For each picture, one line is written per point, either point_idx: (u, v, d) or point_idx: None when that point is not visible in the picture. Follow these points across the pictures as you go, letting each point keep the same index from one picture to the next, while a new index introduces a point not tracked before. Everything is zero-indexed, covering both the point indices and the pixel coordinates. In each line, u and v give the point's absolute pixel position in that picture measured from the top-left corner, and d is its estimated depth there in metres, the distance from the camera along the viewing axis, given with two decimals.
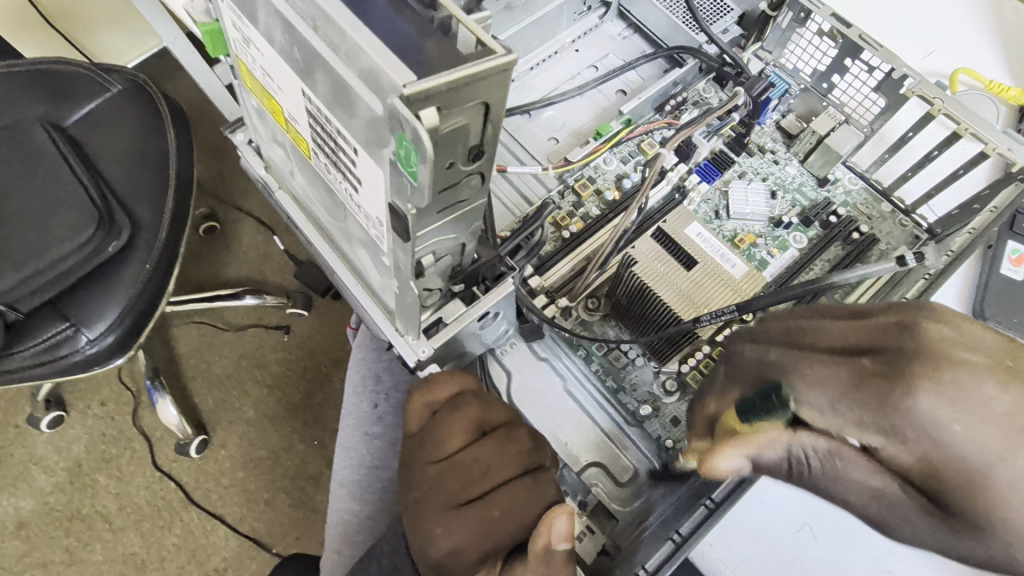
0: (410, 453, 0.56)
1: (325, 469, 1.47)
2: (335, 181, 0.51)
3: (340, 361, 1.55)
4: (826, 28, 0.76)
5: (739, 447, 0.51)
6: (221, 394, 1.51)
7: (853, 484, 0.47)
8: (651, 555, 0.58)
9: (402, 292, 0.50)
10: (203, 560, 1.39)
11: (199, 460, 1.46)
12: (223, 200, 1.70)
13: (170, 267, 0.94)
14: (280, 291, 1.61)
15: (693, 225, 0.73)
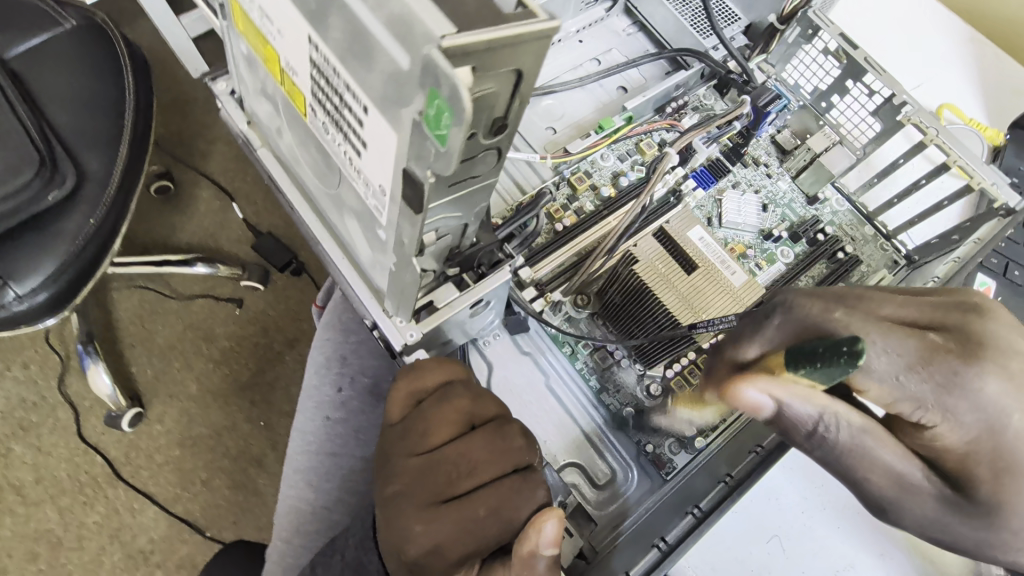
0: (389, 445, 0.53)
1: (269, 453, 1.38)
2: (331, 141, 0.46)
3: (294, 340, 1.46)
4: (832, 47, 0.77)
5: (781, 389, 0.49)
6: (162, 366, 1.41)
7: (874, 464, 0.51)
8: (636, 561, 0.59)
9: (398, 271, 0.46)
10: (127, 541, 1.30)
11: (132, 434, 1.36)
12: (180, 159, 1.59)
13: (118, 225, 0.86)
14: (236, 261, 1.51)
15: (695, 229, 0.75)
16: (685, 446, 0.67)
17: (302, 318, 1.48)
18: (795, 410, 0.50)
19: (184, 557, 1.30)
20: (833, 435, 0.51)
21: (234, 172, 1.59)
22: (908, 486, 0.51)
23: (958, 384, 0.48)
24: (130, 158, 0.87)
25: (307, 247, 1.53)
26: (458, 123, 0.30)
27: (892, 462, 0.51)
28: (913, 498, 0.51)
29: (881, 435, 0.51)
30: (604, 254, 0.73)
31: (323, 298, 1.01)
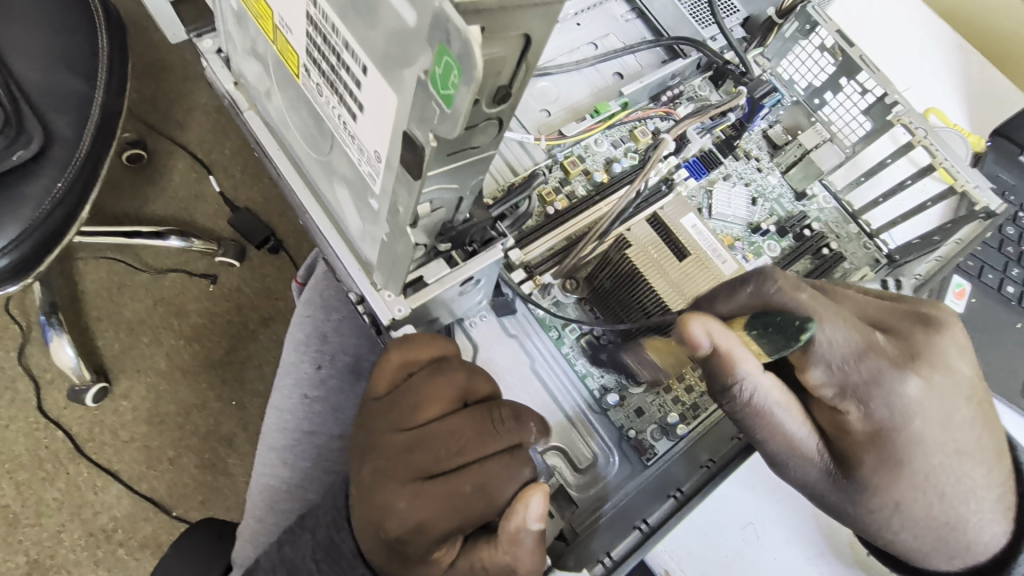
0: (374, 419, 0.51)
1: (240, 432, 1.35)
2: (324, 104, 0.44)
3: (269, 319, 1.42)
4: (829, 44, 0.78)
5: (723, 334, 0.50)
6: (130, 340, 1.37)
7: (778, 431, 0.53)
8: (618, 544, 0.60)
9: (391, 242, 0.45)
10: (88, 519, 1.26)
11: (96, 410, 1.31)
12: (155, 128, 1.52)
13: (87, 190, 0.82)
14: (211, 236, 1.46)
15: (689, 216, 0.72)
16: (668, 433, 0.67)
17: (278, 297, 1.44)
18: (725, 360, 0.50)
19: (148, 536, 1.26)
20: (747, 396, 0.52)
21: (211, 144, 1.53)
22: (798, 449, 0.53)
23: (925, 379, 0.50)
24: (101, 121, 0.82)
25: (286, 224, 1.49)
26: (466, 83, 0.29)
27: (794, 429, 0.52)
28: (799, 457, 0.53)
29: (793, 406, 0.52)
30: (595, 239, 0.72)
31: (304, 274, 0.99)
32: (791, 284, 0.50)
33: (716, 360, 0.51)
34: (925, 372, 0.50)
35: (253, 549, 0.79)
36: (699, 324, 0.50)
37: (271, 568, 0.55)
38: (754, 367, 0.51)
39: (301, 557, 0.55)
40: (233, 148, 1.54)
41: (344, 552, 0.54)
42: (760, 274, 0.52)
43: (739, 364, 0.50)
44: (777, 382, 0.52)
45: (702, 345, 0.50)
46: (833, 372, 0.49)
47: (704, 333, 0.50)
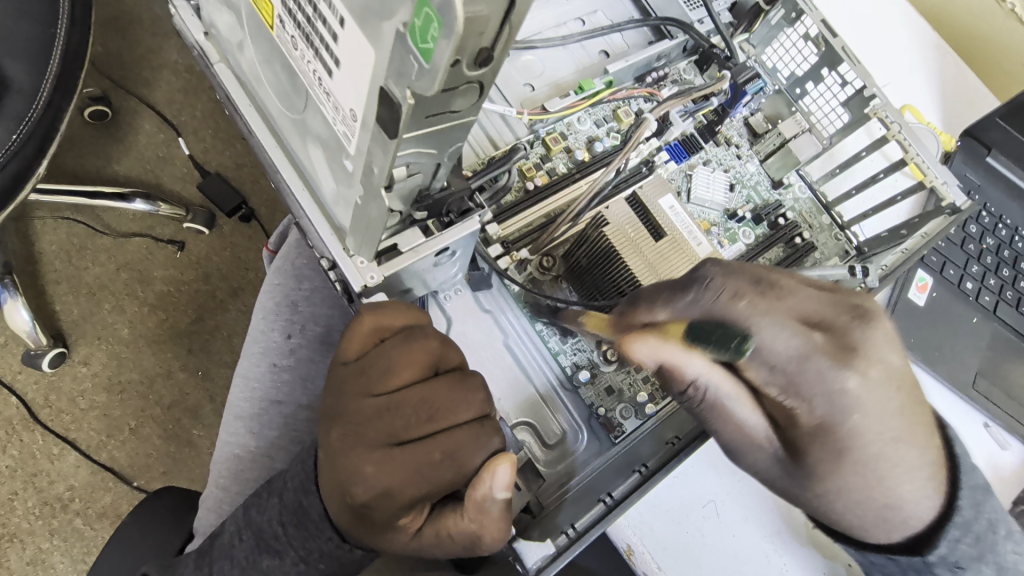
0: (343, 383, 0.49)
1: (206, 404, 1.32)
2: (299, 59, 0.42)
3: (239, 289, 1.39)
4: (813, 33, 0.78)
5: (668, 344, 0.51)
6: (91, 306, 1.32)
7: (734, 423, 0.54)
8: (581, 516, 0.61)
9: (364, 205, 0.43)
10: (43, 488, 1.23)
11: (53, 376, 1.27)
12: (120, 84, 1.45)
13: (43, 145, 0.78)
14: (178, 201, 1.41)
15: (667, 197, 0.75)
16: (638, 412, 0.68)
17: (249, 267, 1.40)
18: (671, 366, 0.52)
19: (107, 506, 1.24)
20: (698, 393, 0.53)
21: (181, 105, 1.46)
22: (754, 437, 0.54)
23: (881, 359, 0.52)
24: (61, 72, 0.77)
25: (259, 192, 1.44)
26: (447, 37, 0.28)
27: (749, 419, 0.54)
28: (751, 444, 0.55)
29: (746, 397, 0.53)
30: (570, 220, 0.72)
31: (275, 242, 0.96)
32: None
33: (665, 370, 0.53)
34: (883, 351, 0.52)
35: (216, 516, 0.78)
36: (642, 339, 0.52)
37: (238, 532, 0.55)
38: (703, 367, 0.52)
39: (267, 520, 0.54)
40: (204, 110, 1.47)
41: (311, 516, 0.52)
42: (699, 281, 0.55)
43: (685, 368, 0.52)
44: (732, 377, 0.53)
45: (644, 357, 0.52)
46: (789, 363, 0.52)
47: (646, 348, 0.52)
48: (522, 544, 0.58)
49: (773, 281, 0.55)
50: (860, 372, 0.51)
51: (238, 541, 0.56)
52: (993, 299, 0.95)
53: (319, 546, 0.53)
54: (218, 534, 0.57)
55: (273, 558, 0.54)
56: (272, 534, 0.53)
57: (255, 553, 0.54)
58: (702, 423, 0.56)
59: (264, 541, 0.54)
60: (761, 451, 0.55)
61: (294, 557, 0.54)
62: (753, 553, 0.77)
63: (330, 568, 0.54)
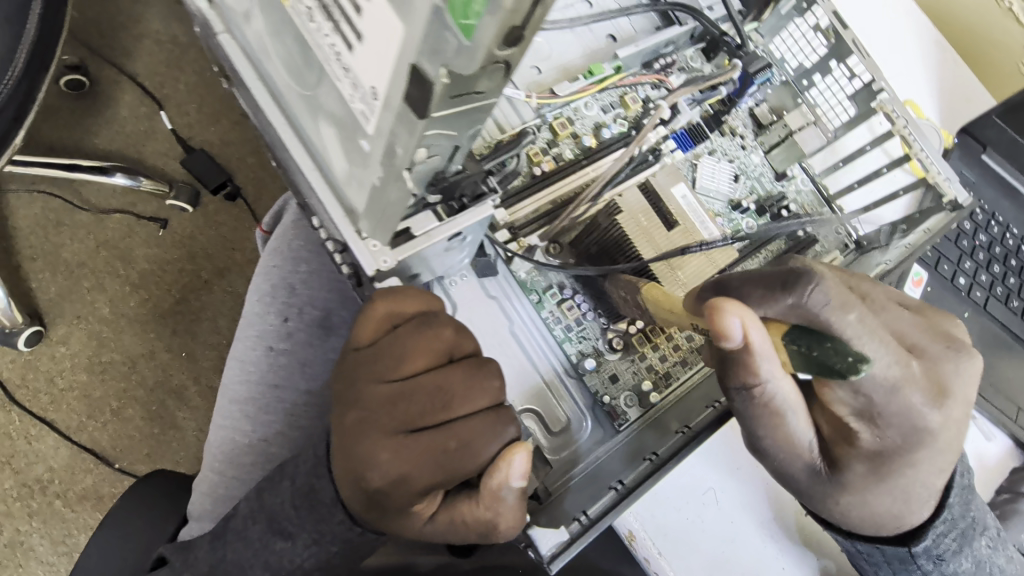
0: (355, 368, 0.47)
1: (190, 386, 1.35)
2: (314, 31, 0.40)
3: (224, 271, 1.40)
4: (823, 24, 0.78)
5: (761, 336, 0.49)
6: (67, 285, 1.34)
7: (779, 424, 0.56)
8: (594, 503, 0.60)
9: (383, 187, 0.42)
10: (23, 468, 1.27)
11: (31, 355, 1.31)
12: (99, 52, 1.42)
13: (20, 117, 0.77)
14: (159, 176, 1.40)
15: (680, 186, 0.74)
16: (641, 400, 0.69)
17: (235, 247, 1.41)
18: (753, 359, 0.50)
19: (88, 488, 1.28)
20: (766, 397, 0.53)
21: (162, 75, 1.44)
22: (794, 443, 0.57)
23: (939, 389, 0.53)
24: (40, 30, 0.75)
25: (245, 170, 1.43)
26: (492, 13, 0.26)
27: (795, 424, 0.56)
28: (789, 449, 0.57)
29: (798, 401, 0.55)
30: (589, 200, 0.72)
31: (269, 223, 0.94)
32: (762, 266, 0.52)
33: (745, 363, 0.51)
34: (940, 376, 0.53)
35: (212, 501, 0.77)
36: (737, 316, 0.48)
37: (251, 514, 0.54)
38: (780, 376, 0.52)
39: (280, 503, 0.54)
40: (187, 82, 1.45)
41: (323, 500, 0.51)
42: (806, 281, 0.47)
43: (764, 364, 0.50)
44: (795, 385, 0.54)
45: (734, 338, 0.48)
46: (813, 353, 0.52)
47: (744, 333, 0.48)
48: (537, 531, 0.56)
49: (868, 293, 0.54)
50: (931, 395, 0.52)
51: (251, 523, 0.55)
52: (984, 295, 0.97)
53: (331, 530, 0.52)
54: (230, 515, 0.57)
55: (285, 540, 0.53)
56: (285, 516, 0.53)
57: (268, 536, 0.54)
58: (745, 422, 0.57)
59: (278, 524, 0.54)
60: (791, 457, 0.58)
61: (306, 540, 0.53)
62: (750, 538, 0.79)
63: (342, 551, 0.54)
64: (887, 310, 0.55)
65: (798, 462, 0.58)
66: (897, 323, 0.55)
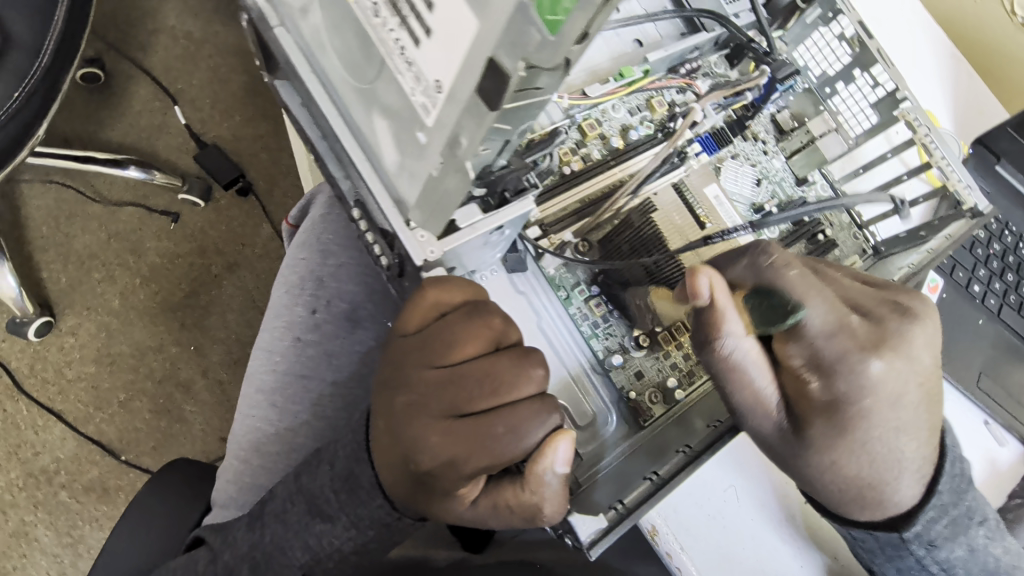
0: (403, 355, 0.49)
1: (198, 379, 1.37)
2: (378, 26, 0.42)
3: (234, 265, 1.43)
4: (849, 33, 0.80)
5: (724, 294, 0.54)
6: (79, 276, 1.37)
7: (749, 386, 0.58)
8: (629, 493, 0.62)
9: (440, 178, 0.43)
10: (28, 459, 1.29)
11: (39, 345, 1.33)
12: (115, 47, 1.48)
13: (49, 97, 0.87)
14: (172, 169, 1.44)
15: (710, 185, 0.78)
16: (666, 396, 0.71)
17: (244, 242, 1.44)
18: (715, 313, 0.55)
19: (93, 480, 1.29)
20: (729, 351, 0.56)
21: (178, 72, 1.50)
22: (763, 403, 0.58)
23: (899, 358, 0.56)
24: (69, 19, 0.85)
25: (257, 166, 1.48)
26: (581, 7, 0.30)
27: (764, 385, 0.58)
28: (760, 411, 0.59)
29: (764, 363, 0.58)
30: (628, 194, 0.74)
31: (295, 216, 0.95)
32: (784, 263, 0.55)
33: (703, 313, 0.56)
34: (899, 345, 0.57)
35: (234, 488, 0.78)
36: (706, 276, 0.54)
37: (289, 496, 0.57)
38: (738, 329, 0.56)
39: (320, 486, 0.56)
40: (202, 78, 1.51)
41: (363, 484, 0.53)
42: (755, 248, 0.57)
43: (727, 318, 0.55)
44: (757, 346, 0.57)
45: (702, 295, 0.54)
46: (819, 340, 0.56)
47: (707, 283, 0.54)
48: (577, 518, 0.57)
49: (823, 271, 0.60)
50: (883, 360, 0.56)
51: (289, 506, 0.57)
52: (997, 303, 0.99)
53: (369, 513, 0.53)
54: (267, 498, 0.60)
55: (324, 522, 0.55)
56: (325, 499, 0.55)
57: (306, 518, 0.56)
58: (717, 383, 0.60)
59: (317, 506, 0.56)
60: (763, 418, 0.60)
61: (345, 522, 0.55)
62: (770, 535, 0.80)
63: (379, 534, 0.55)
64: (830, 279, 0.60)
65: (768, 422, 0.59)
66: (841, 287, 0.60)
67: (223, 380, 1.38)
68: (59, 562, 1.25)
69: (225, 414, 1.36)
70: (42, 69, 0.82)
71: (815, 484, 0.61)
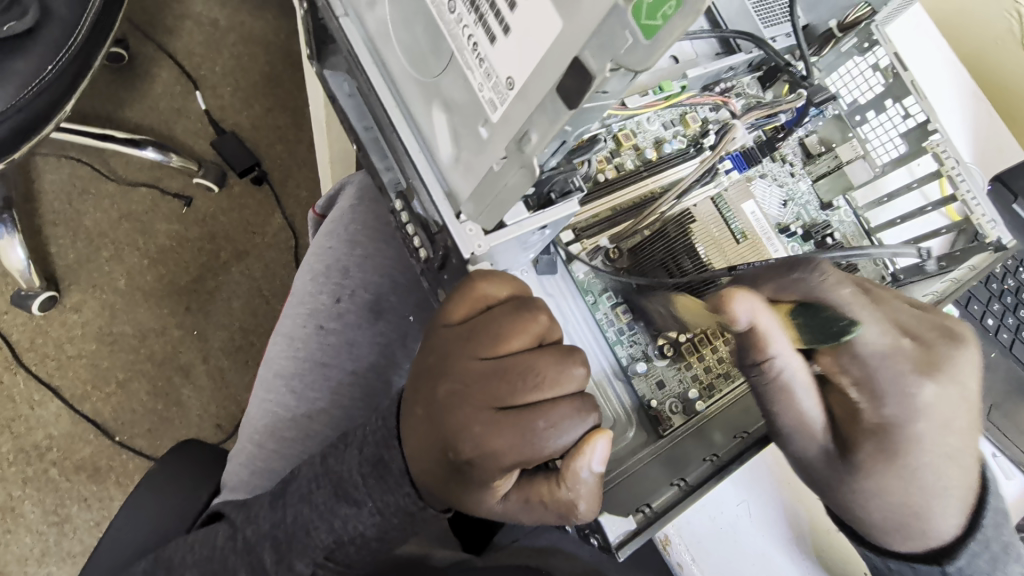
0: (447, 344, 0.51)
1: (199, 364, 1.36)
2: (452, 22, 0.43)
3: (244, 253, 1.43)
4: (883, 64, 0.82)
5: (763, 316, 0.54)
6: (87, 253, 1.37)
7: (792, 406, 0.59)
8: (658, 496, 0.63)
9: (501, 172, 0.44)
10: (21, 433, 1.27)
11: (42, 320, 1.33)
12: (141, 29, 1.49)
13: (80, 75, 0.88)
14: (189, 153, 1.45)
15: (749, 203, 0.77)
16: (687, 407, 0.71)
17: (255, 231, 1.44)
18: (759, 336, 0.55)
19: (86, 458, 1.28)
20: (776, 372, 0.56)
21: (201, 58, 1.51)
22: (808, 424, 0.60)
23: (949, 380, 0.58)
24: None
25: (273, 156, 1.49)
26: (683, 16, 0.30)
27: (808, 406, 0.59)
28: (804, 432, 0.61)
29: (811, 385, 0.58)
30: (669, 202, 0.75)
31: (322, 206, 0.95)
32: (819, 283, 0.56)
33: (749, 337, 0.55)
34: (935, 372, 0.57)
35: (244, 473, 0.78)
36: (742, 303, 0.53)
37: (316, 478, 0.58)
38: (785, 350, 0.55)
39: (347, 471, 0.56)
40: (225, 65, 1.52)
41: (392, 470, 0.53)
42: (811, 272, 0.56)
43: (772, 343, 0.55)
44: (805, 366, 0.58)
45: (739, 322, 0.54)
46: (872, 359, 0.57)
47: (747, 313, 0.53)
48: (606, 519, 0.58)
49: (873, 291, 0.59)
50: (910, 385, 0.57)
51: (315, 487, 0.59)
52: (1010, 336, 1.00)
53: (396, 501, 0.54)
54: (290, 479, 0.62)
55: (350, 507, 0.56)
56: (352, 483, 0.56)
57: (332, 500, 0.56)
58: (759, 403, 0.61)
59: (344, 490, 0.56)
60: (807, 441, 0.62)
61: (371, 508, 0.55)
62: (779, 552, 0.80)
63: (402, 523, 0.56)
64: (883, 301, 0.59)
65: (812, 443, 0.62)
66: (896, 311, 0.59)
67: (224, 367, 1.37)
68: (44, 540, 1.24)
69: (223, 401, 1.35)
70: (77, 45, 0.82)
71: (836, 504, 0.62)
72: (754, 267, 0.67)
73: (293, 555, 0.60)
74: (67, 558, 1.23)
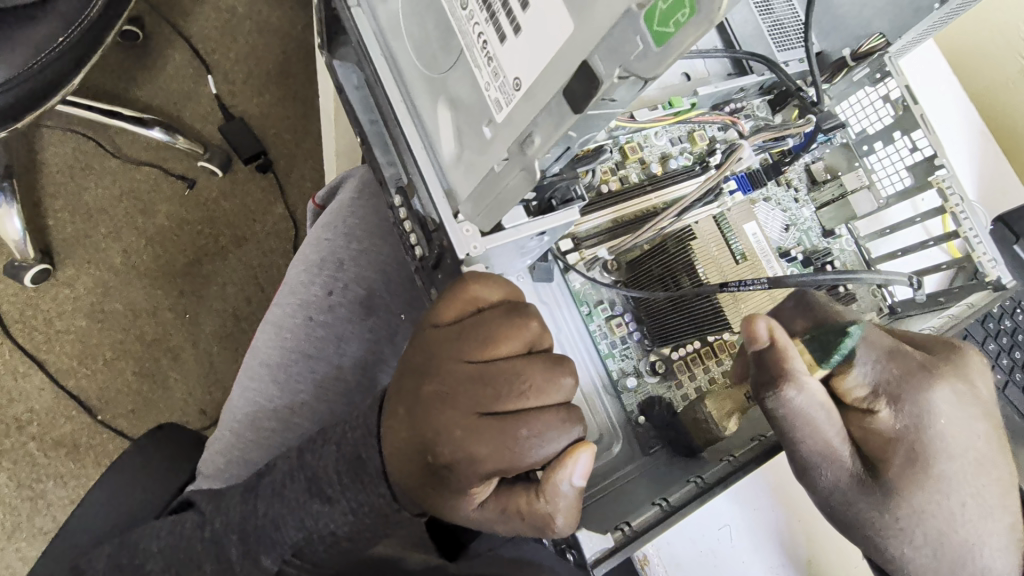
0: (435, 344, 0.50)
1: (187, 348, 1.35)
2: (463, 18, 0.43)
3: (242, 240, 1.42)
4: (893, 96, 0.82)
5: (784, 334, 0.53)
6: (84, 228, 1.36)
7: (817, 435, 0.56)
8: (638, 516, 0.59)
9: (501, 173, 0.43)
10: (4, 405, 1.26)
11: (33, 292, 1.31)
12: (157, 10, 1.49)
13: (90, 48, 0.87)
14: (195, 136, 1.44)
15: (750, 224, 0.77)
16: (674, 425, 0.71)
17: (256, 218, 1.43)
18: (778, 354, 0.53)
19: (65, 435, 1.26)
20: (800, 395, 0.54)
21: (215, 43, 1.50)
22: (831, 454, 0.57)
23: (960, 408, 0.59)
24: None
25: (280, 146, 1.48)
26: (695, 25, 0.30)
27: (833, 435, 0.57)
28: (830, 461, 0.58)
29: (835, 411, 0.56)
30: (670, 218, 0.74)
31: (322, 197, 0.94)
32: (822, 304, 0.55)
33: (771, 356, 0.53)
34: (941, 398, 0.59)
35: (220, 463, 0.76)
36: (764, 320, 0.52)
37: (291, 472, 0.57)
38: (804, 368, 0.54)
39: (323, 468, 0.55)
40: (238, 52, 1.51)
41: (368, 470, 0.52)
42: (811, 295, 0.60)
43: (791, 360, 0.53)
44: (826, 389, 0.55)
45: (761, 337, 0.53)
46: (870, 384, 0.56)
47: (766, 327, 0.52)
48: (584, 534, 0.56)
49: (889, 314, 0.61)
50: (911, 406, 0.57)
51: (289, 482, 0.57)
52: (1003, 378, 1.01)
53: (369, 501, 0.53)
54: (265, 471, 0.61)
55: (323, 504, 0.54)
56: (327, 480, 0.54)
57: (306, 496, 0.55)
58: (781, 432, 0.58)
59: (319, 487, 0.55)
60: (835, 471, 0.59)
61: (343, 507, 0.54)
62: None
63: (374, 524, 0.54)
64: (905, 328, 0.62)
65: (839, 474, 0.59)
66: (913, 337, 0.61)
67: (212, 353, 1.35)
68: (15, 515, 1.21)
69: (210, 387, 1.34)
70: (89, 19, 0.82)
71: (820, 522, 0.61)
72: (747, 285, 0.66)
73: (261, 550, 0.58)
74: (38, 534, 1.21)
